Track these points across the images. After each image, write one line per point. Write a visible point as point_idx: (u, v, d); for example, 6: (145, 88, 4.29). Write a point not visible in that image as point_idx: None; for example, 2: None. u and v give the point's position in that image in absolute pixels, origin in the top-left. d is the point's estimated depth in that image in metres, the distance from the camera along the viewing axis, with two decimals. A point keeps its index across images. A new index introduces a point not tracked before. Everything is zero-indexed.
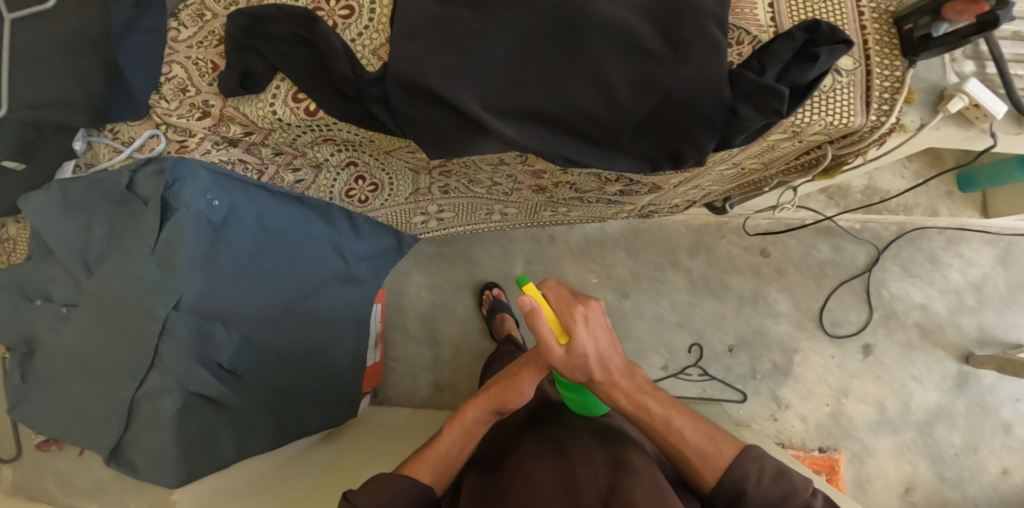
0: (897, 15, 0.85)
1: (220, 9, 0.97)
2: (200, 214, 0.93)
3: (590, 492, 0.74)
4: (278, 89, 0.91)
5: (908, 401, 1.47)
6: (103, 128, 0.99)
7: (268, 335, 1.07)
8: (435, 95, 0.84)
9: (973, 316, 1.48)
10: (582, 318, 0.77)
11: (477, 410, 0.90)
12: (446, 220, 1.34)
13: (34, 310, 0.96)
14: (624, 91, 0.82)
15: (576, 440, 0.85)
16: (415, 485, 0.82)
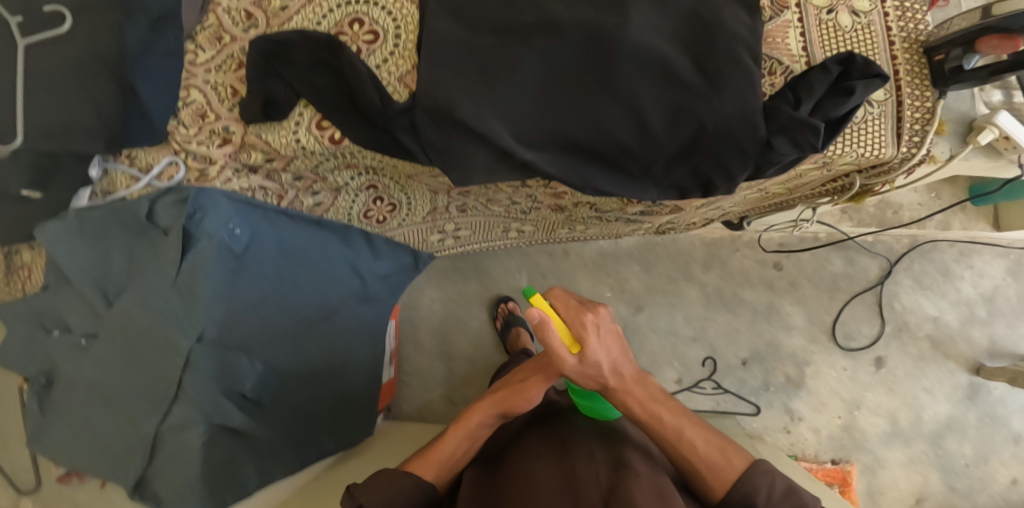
0: (927, 45, 0.86)
1: (238, 32, 0.95)
2: (222, 244, 0.92)
3: (593, 491, 0.74)
4: (301, 116, 0.90)
5: (920, 413, 1.47)
6: (119, 153, 0.97)
7: (290, 360, 1.06)
8: (466, 126, 0.83)
9: (984, 328, 1.49)
10: (594, 328, 0.76)
11: (483, 413, 0.91)
12: (462, 238, 1.33)
13: (53, 341, 0.94)
14: (658, 122, 0.82)
15: (578, 441, 0.85)
16: (415, 484, 0.84)
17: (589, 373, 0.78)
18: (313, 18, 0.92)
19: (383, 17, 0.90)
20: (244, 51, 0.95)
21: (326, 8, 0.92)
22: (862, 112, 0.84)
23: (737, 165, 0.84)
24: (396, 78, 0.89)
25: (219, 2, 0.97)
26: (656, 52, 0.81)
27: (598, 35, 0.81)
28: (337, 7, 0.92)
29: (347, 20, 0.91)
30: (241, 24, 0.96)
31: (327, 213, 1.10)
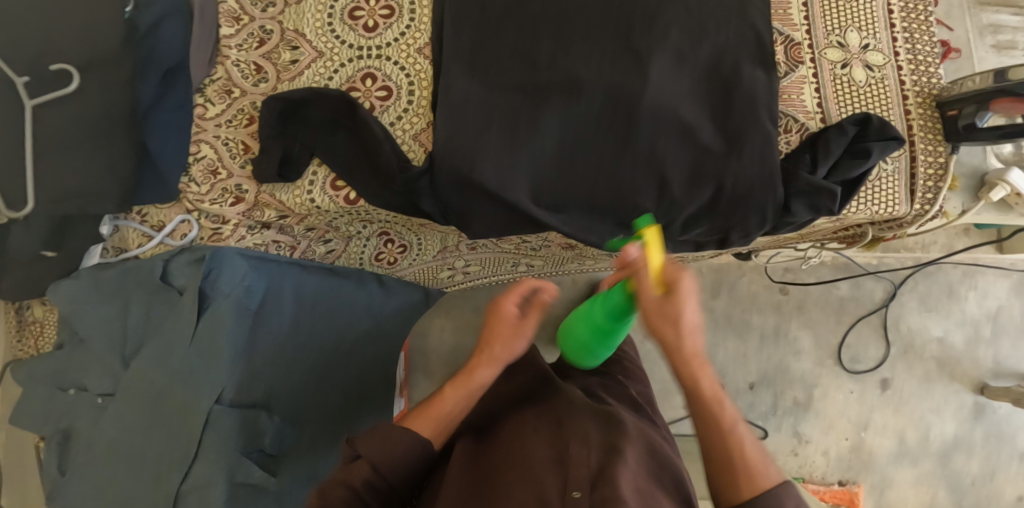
0: (941, 99, 0.87)
1: (248, 85, 0.94)
2: (238, 302, 0.92)
3: (581, 472, 0.66)
4: (315, 175, 0.89)
5: (927, 432, 1.48)
6: (130, 210, 0.95)
7: (308, 411, 1.02)
8: (487, 190, 0.83)
9: (989, 348, 1.51)
10: (687, 283, 0.64)
11: (483, 372, 0.82)
12: (472, 273, 1.32)
13: (68, 400, 0.93)
14: (679, 182, 0.83)
15: (573, 419, 0.79)
16: (418, 441, 0.72)
17: (663, 331, 0.64)
18: (324, 73, 0.92)
19: (396, 73, 0.90)
20: (255, 106, 0.94)
21: (338, 63, 0.92)
22: (877, 171, 0.85)
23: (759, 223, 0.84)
24: (410, 136, 0.88)
25: (227, 55, 0.96)
26: (675, 113, 0.83)
27: (620, 95, 0.83)
28: (349, 61, 0.92)
29: (360, 76, 0.91)
30: (251, 77, 0.95)
31: (339, 260, 1.10)
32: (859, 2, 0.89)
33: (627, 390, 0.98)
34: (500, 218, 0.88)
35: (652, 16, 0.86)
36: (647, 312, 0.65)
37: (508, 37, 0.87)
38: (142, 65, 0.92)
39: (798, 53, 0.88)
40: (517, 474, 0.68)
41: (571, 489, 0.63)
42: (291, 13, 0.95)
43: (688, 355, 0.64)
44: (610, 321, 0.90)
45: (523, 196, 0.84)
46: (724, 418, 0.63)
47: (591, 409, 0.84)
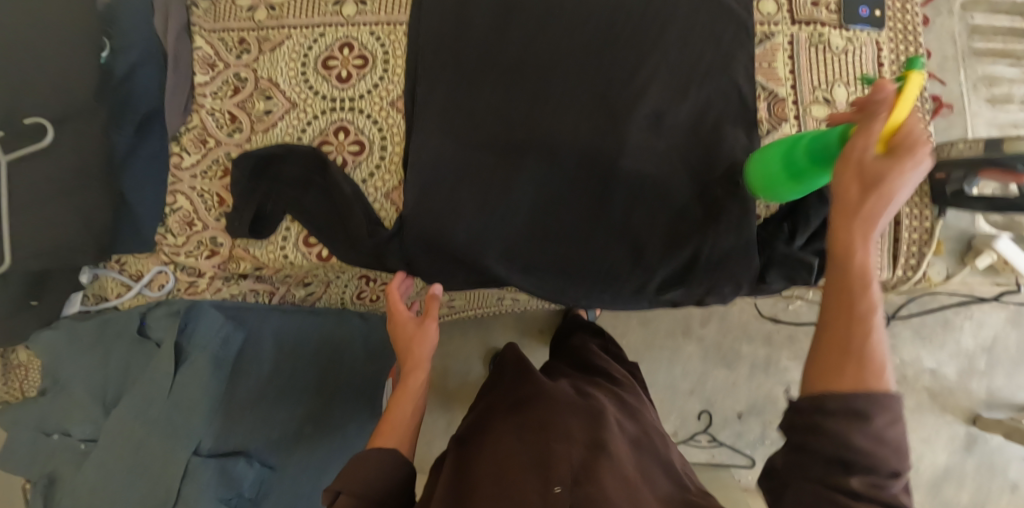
0: (928, 160, 0.83)
1: (223, 135, 0.94)
2: (215, 355, 0.93)
3: (563, 469, 0.68)
4: (288, 231, 0.89)
5: (918, 462, 1.45)
6: (109, 259, 0.96)
7: (298, 456, 1.02)
8: (456, 253, 0.83)
9: (983, 379, 1.46)
10: (919, 159, 0.53)
11: (414, 376, 0.80)
12: (458, 306, 1.31)
13: (50, 445, 0.93)
14: (655, 248, 0.81)
15: (557, 415, 0.78)
16: (392, 458, 0.71)
17: (848, 211, 0.54)
18: (297, 125, 0.91)
19: (369, 127, 0.89)
20: (229, 156, 0.93)
21: (311, 115, 0.91)
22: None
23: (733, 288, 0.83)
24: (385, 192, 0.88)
25: (202, 104, 0.95)
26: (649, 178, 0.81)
27: (595, 157, 0.81)
28: (322, 113, 0.91)
29: (333, 129, 0.90)
30: (226, 127, 0.94)
31: (319, 302, 1.09)
32: (847, 55, 0.87)
33: (609, 371, 0.99)
34: (469, 279, 0.87)
35: (631, 71, 0.83)
36: (842, 176, 0.55)
37: (485, 91, 0.84)
38: (114, 115, 0.91)
39: (781, 110, 0.86)
40: (501, 478, 0.70)
41: (553, 484, 0.67)
42: (266, 61, 0.94)
43: (854, 239, 0.54)
44: (811, 164, 0.66)
45: (497, 262, 0.83)
46: (855, 302, 0.51)
47: (579, 402, 0.83)
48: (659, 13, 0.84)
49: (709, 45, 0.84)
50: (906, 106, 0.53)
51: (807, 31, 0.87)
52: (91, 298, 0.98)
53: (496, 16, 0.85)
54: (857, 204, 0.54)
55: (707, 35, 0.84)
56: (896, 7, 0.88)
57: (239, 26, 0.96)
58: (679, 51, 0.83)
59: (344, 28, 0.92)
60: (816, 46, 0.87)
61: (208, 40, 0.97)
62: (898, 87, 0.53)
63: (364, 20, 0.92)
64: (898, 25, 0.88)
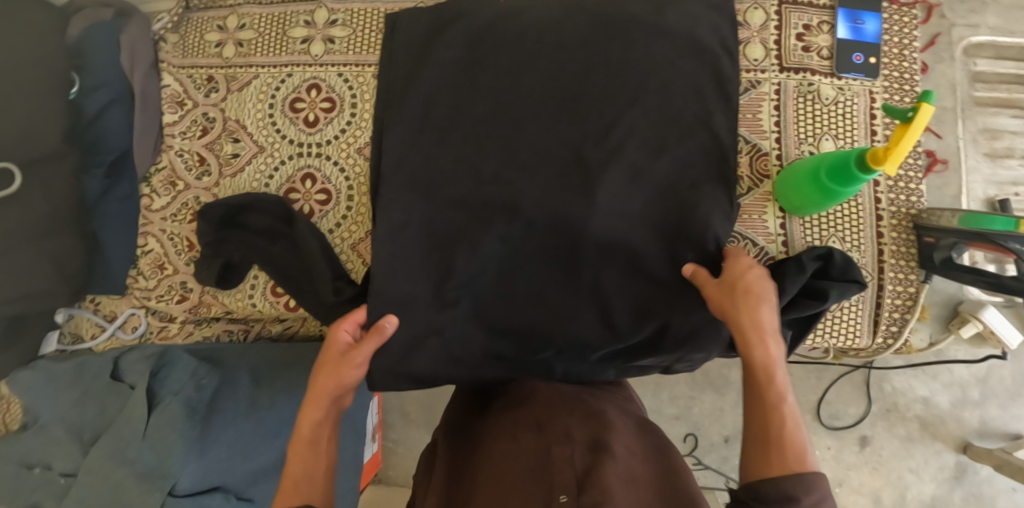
0: (919, 221, 0.79)
1: (191, 178, 0.93)
2: (188, 401, 0.92)
3: (566, 474, 0.57)
4: (255, 279, 0.89)
5: (904, 493, 1.28)
6: (85, 300, 0.99)
7: (271, 489, 0.95)
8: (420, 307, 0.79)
9: (976, 408, 1.26)
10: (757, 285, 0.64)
11: (312, 415, 0.64)
12: None
13: (33, 480, 0.90)
14: (622, 317, 0.78)
15: (556, 414, 0.67)
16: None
17: (736, 326, 0.61)
18: (264, 171, 0.89)
19: (336, 174, 0.87)
20: (198, 200, 0.92)
21: (278, 160, 0.89)
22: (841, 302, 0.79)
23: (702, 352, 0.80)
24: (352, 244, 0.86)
25: (171, 145, 0.94)
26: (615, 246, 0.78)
27: (562, 220, 0.78)
28: (289, 158, 0.89)
29: (300, 175, 0.88)
30: (194, 169, 0.93)
31: (296, 336, 1.05)
32: (838, 106, 0.82)
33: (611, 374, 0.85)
34: (431, 357, 0.79)
35: (606, 125, 0.79)
36: (716, 307, 0.66)
37: (454, 142, 0.81)
38: (85, 156, 0.90)
39: (764, 166, 0.81)
40: (494, 487, 0.59)
41: (558, 495, 0.55)
42: (233, 101, 0.92)
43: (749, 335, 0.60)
44: (840, 186, 0.69)
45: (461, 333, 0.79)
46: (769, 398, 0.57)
47: (574, 397, 0.72)
48: (638, 62, 0.80)
49: (691, 95, 0.79)
50: (910, 138, 0.60)
51: (796, 79, 0.82)
52: (68, 337, 1.01)
53: (465, 64, 0.83)
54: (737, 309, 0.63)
55: (691, 85, 0.79)
56: (893, 53, 0.83)
57: (207, 63, 0.94)
58: (660, 101, 0.79)
59: (311, 69, 0.90)
60: (806, 96, 0.82)
61: (176, 76, 0.95)
62: (909, 114, 0.60)
63: (332, 60, 0.90)
64: (895, 72, 0.82)
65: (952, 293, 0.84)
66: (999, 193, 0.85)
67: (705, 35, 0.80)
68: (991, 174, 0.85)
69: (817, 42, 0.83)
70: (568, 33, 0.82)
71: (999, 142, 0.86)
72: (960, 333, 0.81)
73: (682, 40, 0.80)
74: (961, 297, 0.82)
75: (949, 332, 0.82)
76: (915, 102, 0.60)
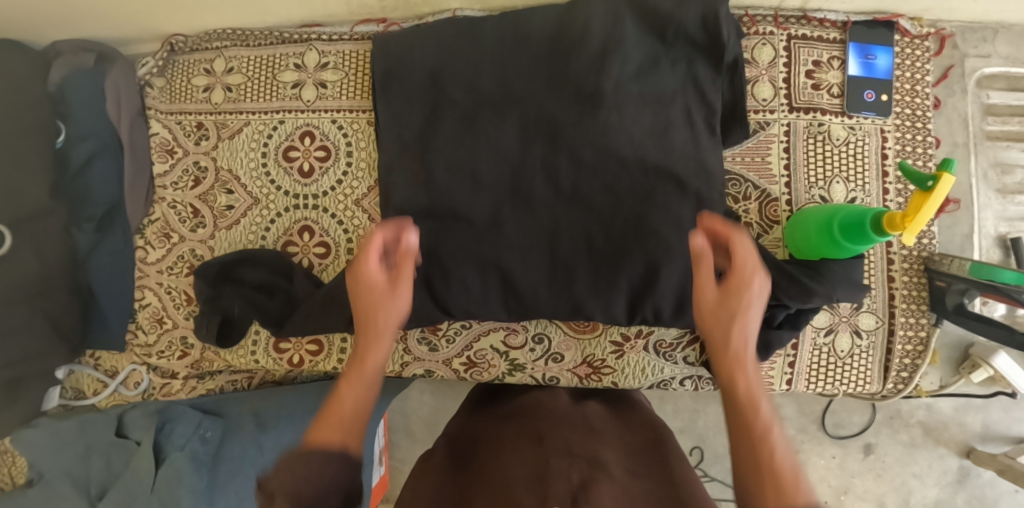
0: (930, 265, 0.78)
1: (186, 230, 0.90)
2: (195, 453, 0.91)
3: (561, 487, 0.56)
4: (258, 334, 0.87)
5: (908, 498, 1.29)
6: (84, 355, 0.98)
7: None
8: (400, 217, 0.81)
9: (979, 413, 1.27)
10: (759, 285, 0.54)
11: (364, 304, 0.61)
12: None
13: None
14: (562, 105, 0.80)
15: (557, 432, 0.67)
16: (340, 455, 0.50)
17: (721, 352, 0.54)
18: (260, 223, 0.87)
19: (334, 227, 0.85)
20: (193, 253, 0.90)
21: (274, 212, 0.86)
22: (804, 334, 0.78)
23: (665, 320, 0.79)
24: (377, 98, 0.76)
25: (164, 197, 0.91)
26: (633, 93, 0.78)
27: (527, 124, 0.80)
28: (285, 210, 0.86)
29: (297, 227, 0.86)
30: (188, 221, 0.90)
31: (300, 377, 1.07)
32: (849, 147, 0.79)
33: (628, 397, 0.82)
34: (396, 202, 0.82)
35: (607, 184, 0.79)
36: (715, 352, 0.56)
37: (459, 194, 0.80)
38: (74, 212, 0.88)
39: (774, 211, 0.79)
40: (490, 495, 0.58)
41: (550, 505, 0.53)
42: (225, 149, 0.89)
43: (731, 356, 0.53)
44: (852, 243, 0.68)
45: (431, 236, 0.81)
46: (725, 343, 0.53)
47: (575, 419, 0.72)
48: (641, 107, 0.78)
49: (694, 142, 0.78)
50: (930, 208, 0.58)
51: (806, 119, 0.80)
52: (69, 391, 1.00)
53: (467, 123, 0.82)
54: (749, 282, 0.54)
55: (693, 133, 0.78)
56: (905, 88, 0.80)
57: (196, 109, 0.91)
58: (663, 150, 0.77)
59: (304, 115, 0.87)
60: (816, 137, 0.80)
61: (165, 123, 0.92)
62: (931, 184, 0.58)
63: (326, 106, 0.86)
64: (906, 109, 0.80)
65: (963, 335, 0.81)
66: (1011, 230, 0.83)
67: (705, 80, 0.78)
68: (1001, 210, 0.84)
69: (827, 79, 0.80)
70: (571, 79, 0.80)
71: (1010, 177, 0.84)
72: (971, 377, 0.80)
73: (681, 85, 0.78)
74: (972, 340, 0.81)
75: (959, 375, 0.81)
76: (936, 171, 0.58)
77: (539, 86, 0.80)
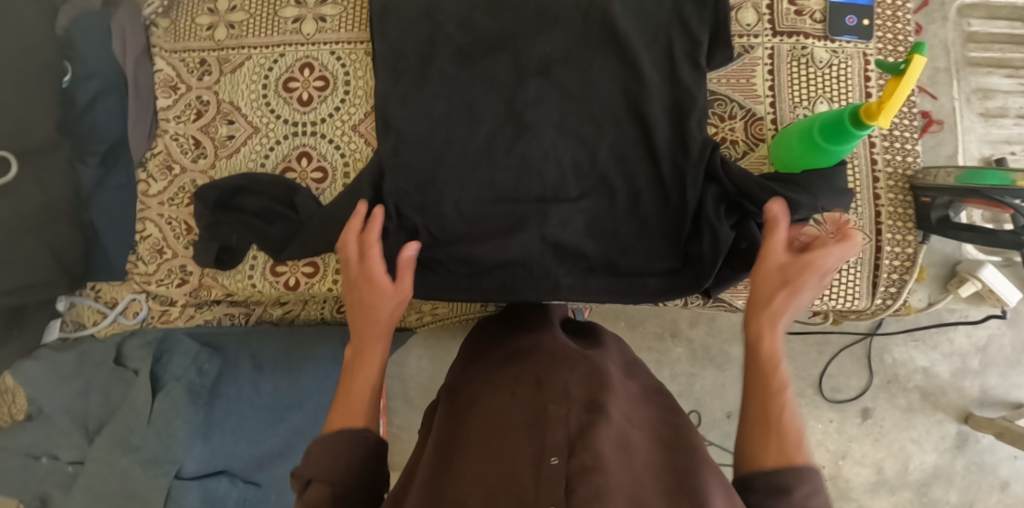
0: (915, 182, 0.79)
1: (187, 161, 0.93)
2: (191, 385, 0.93)
3: (558, 434, 0.52)
4: (255, 260, 0.90)
5: (906, 463, 1.25)
6: (85, 287, 1.00)
7: (275, 474, 0.97)
8: (401, 136, 0.83)
9: (976, 379, 1.25)
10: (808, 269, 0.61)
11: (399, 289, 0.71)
12: (442, 313, 1.15)
13: (41, 468, 0.92)
14: (554, 30, 0.82)
15: (554, 370, 0.63)
16: (369, 434, 0.58)
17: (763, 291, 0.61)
18: (259, 151, 0.89)
19: (331, 152, 0.87)
20: (194, 184, 0.93)
21: (274, 140, 0.89)
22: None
23: (651, 253, 0.80)
24: (387, 43, 0.84)
25: (166, 129, 0.94)
26: (623, 13, 0.80)
27: (513, 50, 0.82)
28: (284, 138, 0.89)
29: (296, 154, 0.88)
30: (190, 152, 0.93)
31: (296, 320, 1.07)
32: (832, 69, 0.82)
33: (635, 358, 0.78)
34: (393, 114, 0.83)
35: (595, 111, 0.81)
36: (675, 273, 0.80)
37: (455, 122, 0.82)
38: (79, 147, 0.90)
39: (759, 130, 0.81)
40: (488, 439, 0.55)
41: (548, 454, 0.50)
42: (226, 83, 0.92)
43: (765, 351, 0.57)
44: (833, 146, 0.70)
45: (427, 153, 0.82)
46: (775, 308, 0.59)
47: (575, 358, 0.66)
48: (630, 31, 0.80)
49: (679, 64, 0.79)
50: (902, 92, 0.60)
51: (789, 43, 0.82)
52: (70, 325, 1.01)
53: (463, 58, 0.83)
54: (770, 302, 0.60)
55: (679, 55, 0.80)
56: (885, 15, 0.83)
57: (199, 46, 0.94)
58: (649, 72, 0.79)
59: (303, 48, 0.90)
60: (800, 60, 0.82)
61: (168, 61, 0.95)
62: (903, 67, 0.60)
63: (324, 39, 0.89)
64: (888, 34, 0.83)
65: (950, 254, 0.85)
66: (995, 151, 0.91)
67: (691, 5, 0.80)
68: (984, 132, 0.92)
69: (809, 6, 0.83)
70: (561, 8, 0.82)
71: (993, 101, 0.92)
72: (959, 291, 0.82)
73: (668, 10, 0.80)
74: (960, 257, 0.84)
75: (947, 291, 0.84)
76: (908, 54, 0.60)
77: (532, 11, 0.82)
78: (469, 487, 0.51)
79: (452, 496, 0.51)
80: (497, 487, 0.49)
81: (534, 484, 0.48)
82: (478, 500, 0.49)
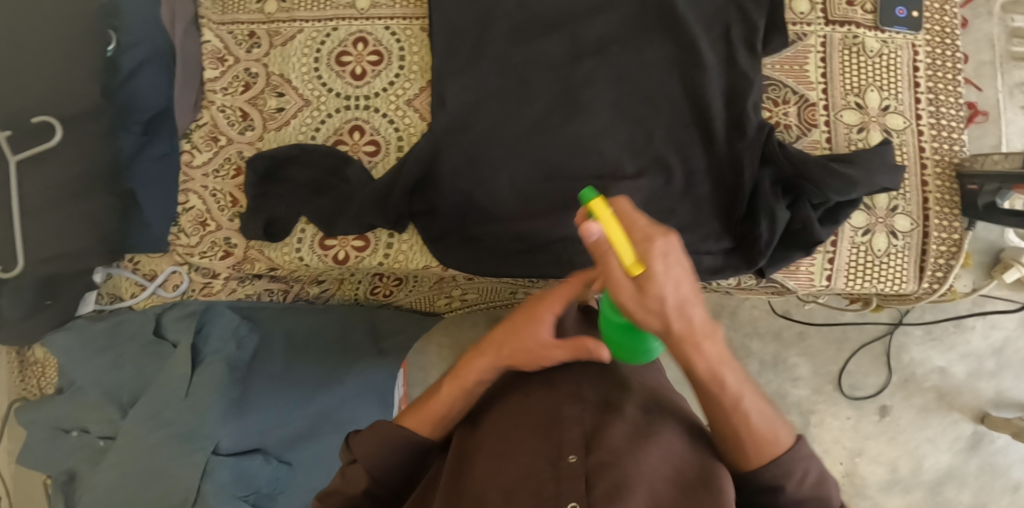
0: (962, 170, 0.81)
1: (234, 133, 0.93)
2: (230, 359, 0.92)
3: (575, 432, 0.50)
4: (303, 233, 0.88)
5: (920, 461, 1.27)
6: (123, 259, 0.98)
7: (307, 453, 0.92)
8: (457, 111, 0.83)
9: (992, 380, 1.27)
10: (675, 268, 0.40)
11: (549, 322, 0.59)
12: (471, 300, 1.18)
13: (69, 443, 0.88)
14: (612, 11, 0.82)
15: (564, 370, 0.60)
16: (417, 440, 0.58)
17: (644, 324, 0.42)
18: (310, 123, 0.89)
19: (384, 126, 0.87)
20: (240, 155, 0.92)
21: (324, 113, 0.89)
22: (840, 231, 0.82)
23: (704, 234, 0.81)
24: (443, 19, 0.84)
25: (213, 101, 0.94)
26: None
27: (570, 29, 0.83)
28: (336, 111, 0.89)
29: (348, 128, 0.88)
30: (237, 124, 0.92)
31: (332, 298, 1.10)
32: (882, 58, 0.83)
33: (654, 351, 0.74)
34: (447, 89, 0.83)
35: (652, 93, 0.81)
36: (729, 253, 0.81)
37: (509, 99, 0.82)
38: (122, 115, 0.86)
39: (812, 115, 0.83)
40: (503, 440, 0.53)
41: (565, 452, 0.48)
42: (277, 56, 0.92)
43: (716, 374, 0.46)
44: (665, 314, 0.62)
45: (480, 129, 0.82)
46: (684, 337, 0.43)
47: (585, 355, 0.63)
48: (688, 15, 0.80)
49: (734, 49, 0.81)
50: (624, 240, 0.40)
51: (841, 32, 0.84)
52: (105, 297, 0.99)
53: (519, 36, 0.83)
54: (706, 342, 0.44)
55: (733, 41, 0.81)
56: (934, 8, 0.85)
57: (249, 19, 0.93)
58: (706, 55, 0.80)
59: (357, 22, 0.89)
60: (851, 48, 0.84)
61: (217, 33, 0.94)
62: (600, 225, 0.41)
63: (378, 14, 0.89)
64: (936, 26, 0.85)
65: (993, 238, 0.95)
66: None
67: None
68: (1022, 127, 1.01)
69: None
70: None
71: None
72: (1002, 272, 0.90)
73: None
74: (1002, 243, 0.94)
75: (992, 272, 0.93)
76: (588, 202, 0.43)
77: None
78: (487, 487, 0.48)
79: (473, 494, 0.49)
80: (515, 485, 0.47)
81: (554, 480, 0.46)
82: (499, 501, 0.46)
